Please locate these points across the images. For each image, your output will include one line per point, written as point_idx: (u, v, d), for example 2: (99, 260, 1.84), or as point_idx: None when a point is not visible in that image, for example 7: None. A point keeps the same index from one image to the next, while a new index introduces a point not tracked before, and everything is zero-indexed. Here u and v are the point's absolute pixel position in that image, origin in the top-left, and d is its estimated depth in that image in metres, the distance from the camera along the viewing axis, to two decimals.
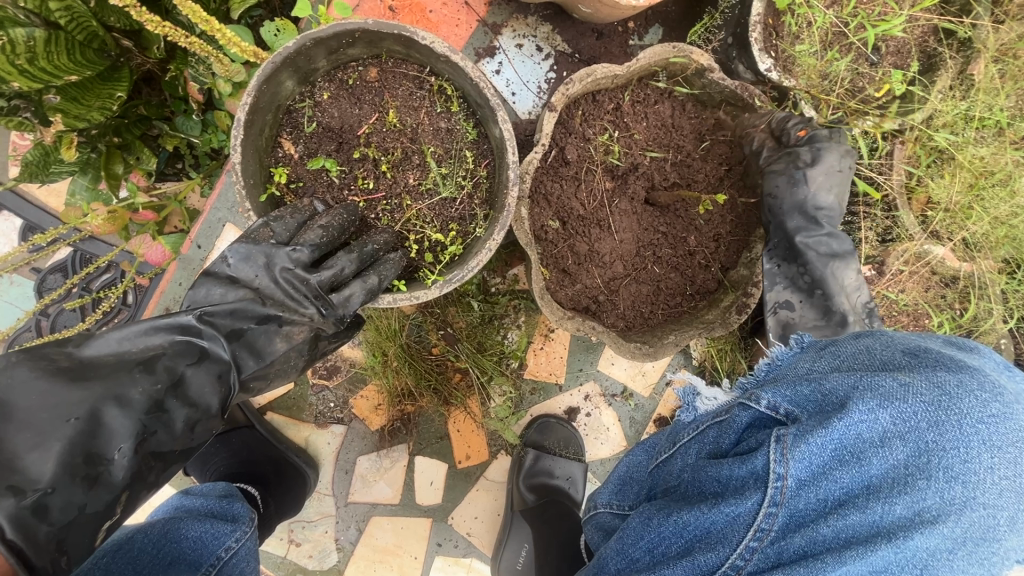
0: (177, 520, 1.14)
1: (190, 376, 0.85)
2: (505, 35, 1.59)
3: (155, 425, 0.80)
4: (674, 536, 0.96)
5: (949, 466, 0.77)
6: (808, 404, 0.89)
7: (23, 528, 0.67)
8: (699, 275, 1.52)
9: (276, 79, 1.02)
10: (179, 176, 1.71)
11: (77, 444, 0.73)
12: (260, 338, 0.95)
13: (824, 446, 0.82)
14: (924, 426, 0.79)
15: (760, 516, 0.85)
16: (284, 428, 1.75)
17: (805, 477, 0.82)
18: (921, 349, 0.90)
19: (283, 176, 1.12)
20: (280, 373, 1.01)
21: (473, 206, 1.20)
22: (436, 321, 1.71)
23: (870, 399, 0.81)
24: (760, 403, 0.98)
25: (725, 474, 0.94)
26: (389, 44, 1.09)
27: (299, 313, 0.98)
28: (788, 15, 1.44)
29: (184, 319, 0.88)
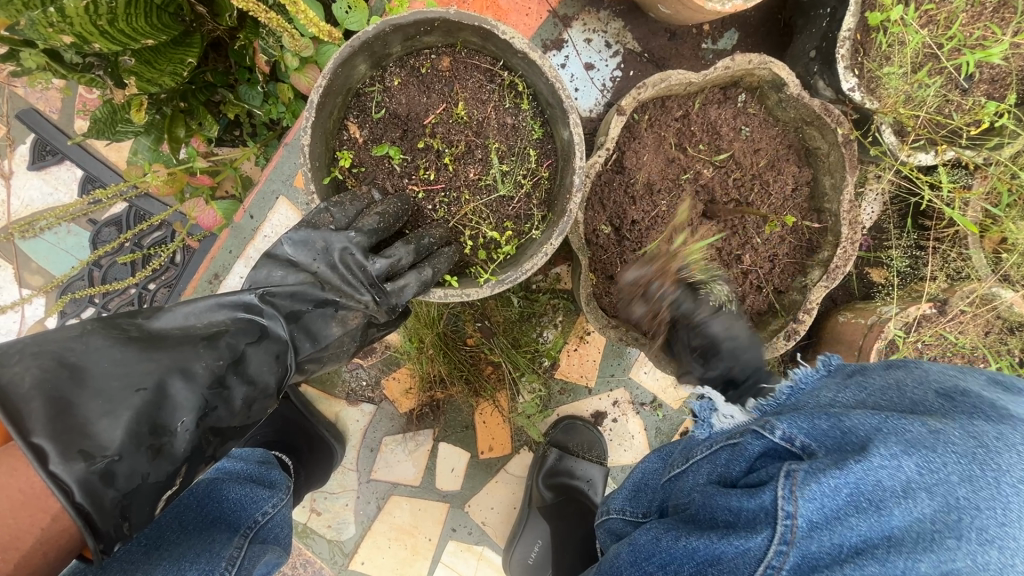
0: (218, 480, 1.20)
1: (252, 351, 0.87)
2: (575, 28, 1.54)
3: (216, 401, 0.82)
4: (685, 558, 0.92)
5: (982, 527, 0.76)
6: (826, 440, 0.86)
7: (90, 492, 0.68)
8: (750, 296, 1.49)
9: (352, 63, 1.00)
10: (236, 143, 1.71)
11: (144, 414, 0.74)
12: (316, 321, 0.96)
13: (839, 488, 0.79)
14: (955, 481, 0.78)
15: (771, 553, 0.82)
16: (317, 402, 1.78)
17: (817, 519, 0.80)
18: (957, 392, 0.86)
19: (347, 160, 1.11)
20: (333, 357, 1.02)
21: (530, 206, 1.18)
22: (475, 313, 1.69)
23: (895, 446, 0.79)
24: (773, 433, 0.93)
25: (734, 503, 0.88)
26: (466, 35, 1.06)
27: (355, 300, 0.98)
28: (878, 32, 1.35)
29: (247, 298, 0.90)
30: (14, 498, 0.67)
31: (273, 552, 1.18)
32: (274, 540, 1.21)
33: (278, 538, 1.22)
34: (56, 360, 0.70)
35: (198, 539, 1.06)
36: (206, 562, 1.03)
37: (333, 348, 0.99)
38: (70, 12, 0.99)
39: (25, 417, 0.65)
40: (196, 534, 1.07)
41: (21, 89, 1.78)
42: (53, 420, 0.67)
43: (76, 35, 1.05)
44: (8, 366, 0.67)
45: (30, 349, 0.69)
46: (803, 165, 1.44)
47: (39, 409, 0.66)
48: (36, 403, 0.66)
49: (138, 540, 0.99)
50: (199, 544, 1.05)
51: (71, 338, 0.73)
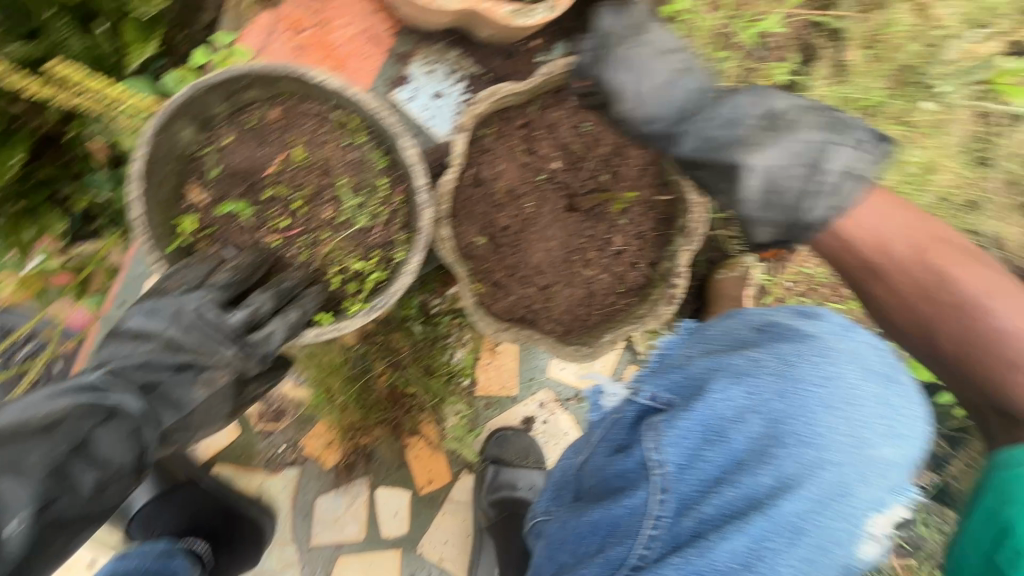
0: None
1: (101, 431, 0.82)
2: (415, 63, 1.63)
3: (58, 491, 0.77)
4: (591, 534, 1.04)
5: (797, 431, 0.92)
6: (681, 391, 1.02)
7: None
8: (628, 273, 1.61)
9: (172, 129, 1.02)
10: (97, 234, 1.61)
11: None
12: (176, 389, 0.93)
13: (693, 428, 0.96)
14: (770, 398, 0.94)
15: (653, 504, 0.97)
16: (234, 479, 1.68)
17: (682, 462, 0.96)
18: (767, 328, 1.03)
19: (192, 224, 1.11)
20: (205, 422, 0.98)
21: (392, 232, 1.22)
22: (380, 349, 1.68)
23: (724, 381, 0.97)
24: (642, 397, 1.08)
25: (624, 467, 1.05)
26: (287, 84, 1.10)
27: (219, 356, 0.97)
28: (674, 23, 1.53)
29: (91, 377, 0.85)
30: None
31: None
32: None
33: None
34: None
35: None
36: None
37: (200, 415, 0.96)
38: None
39: None
40: None
41: None
42: None
43: None
44: None
45: None
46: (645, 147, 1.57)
47: None
48: None
49: None
50: None
51: None
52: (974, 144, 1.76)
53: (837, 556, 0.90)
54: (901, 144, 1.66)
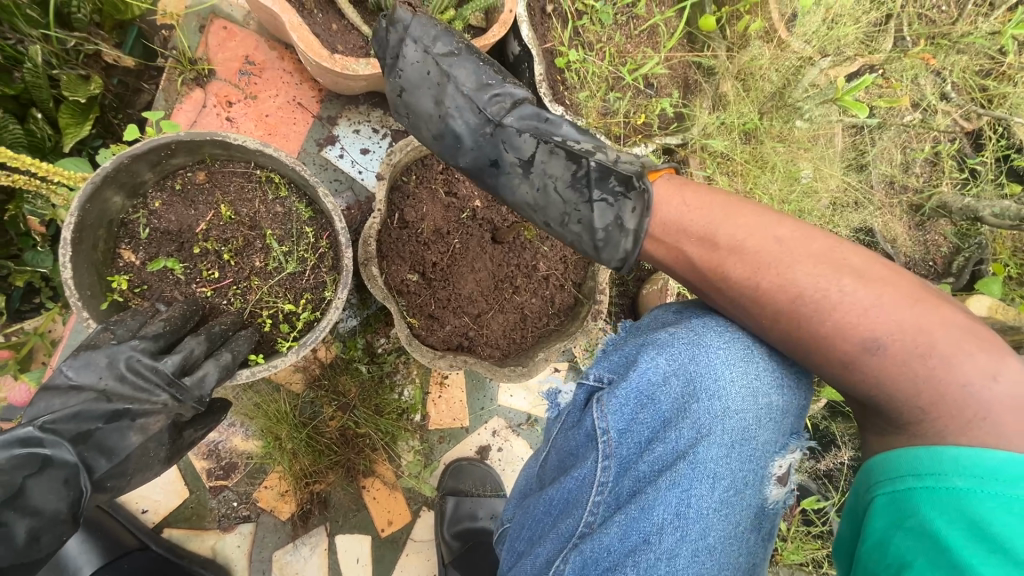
0: None
1: (32, 481, 0.86)
2: (341, 124, 1.79)
3: None
4: (545, 514, 1.02)
5: (709, 387, 0.97)
6: (617, 366, 1.02)
7: None
8: (556, 295, 1.73)
9: (101, 197, 1.10)
10: (38, 310, 1.67)
11: None
12: (111, 436, 0.97)
13: (628, 398, 0.96)
14: (688, 361, 0.98)
15: (599, 472, 0.96)
16: (186, 541, 1.64)
17: (622, 428, 0.96)
18: (681, 307, 1.11)
19: (126, 283, 1.18)
20: (140, 468, 1.02)
21: (321, 274, 1.31)
22: (329, 393, 1.73)
23: (651, 350, 0.99)
24: (586, 377, 1.06)
25: (569, 445, 1.04)
26: (210, 149, 1.22)
27: (151, 402, 1.01)
28: (569, 71, 1.73)
29: (23, 432, 0.89)
30: None
31: None
32: None
33: None
34: None
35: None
36: None
37: (135, 460, 1.00)
38: None
39: None
40: None
41: None
42: None
43: None
44: None
45: None
46: None
47: None
48: None
49: None
50: None
51: None
52: (847, 154, 2.01)
53: (748, 496, 0.98)
54: (782, 158, 1.89)
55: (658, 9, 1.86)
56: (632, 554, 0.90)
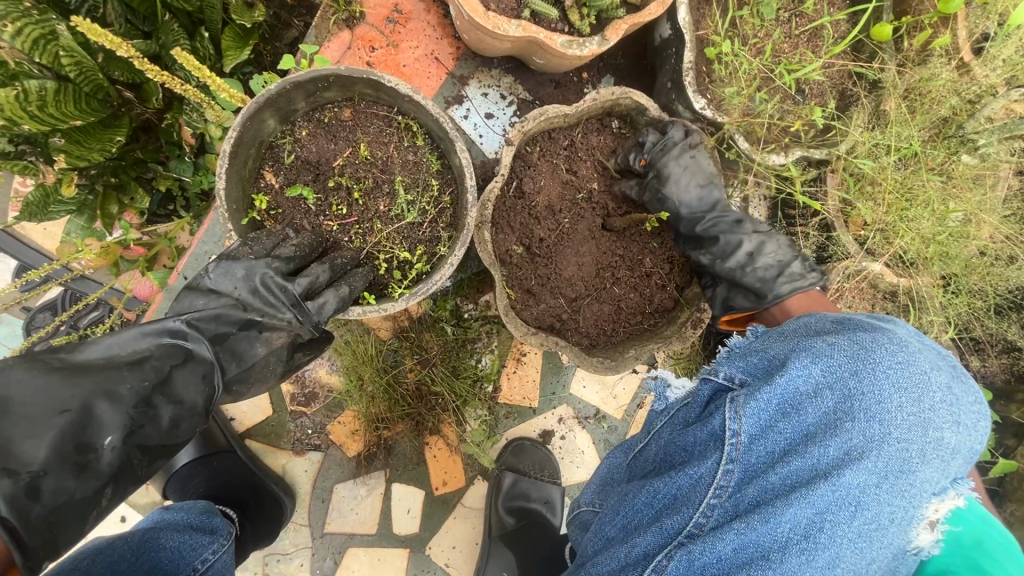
0: (156, 528, 1.19)
1: (179, 372, 0.93)
2: (472, 85, 1.78)
3: (143, 419, 0.87)
4: (646, 506, 1.04)
5: (868, 407, 0.90)
6: (758, 370, 1.04)
7: (17, 508, 0.73)
8: (656, 294, 1.66)
9: (259, 118, 1.15)
10: (170, 217, 1.80)
11: (69, 433, 0.79)
12: (241, 342, 1.03)
13: (769, 402, 0.96)
14: (847, 374, 0.93)
15: (719, 474, 0.96)
16: (262, 455, 1.76)
17: (755, 431, 0.96)
18: (842, 319, 1.08)
19: (264, 203, 1.24)
20: (260, 378, 1.09)
21: (438, 229, 1.32)
22: (412, 346, 1.76)
23: (805, 358, 0.97)
24: (718, 375, 1.10)
25: (691, 442, 1.06)
26: (361, 88, 1.24)
27: (277, 318, 1.07)
28: (717, 63, 1.63)
29: (170, 324, 0.96)
30: None
31: None
32: None
33: None
34: None
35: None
36: None
37: (254, 369, 1.06)
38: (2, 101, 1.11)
39: None
40: None
41: None
42: None
43: (7, 118, 1.17)
44: None
45: None
46: None
47: None
48: None
49: None
50: None
51: None
52: (1016, 204, 1.76)
53: (892, 538, 0.89)
54: (940, 194, 1.68)
55: (829, 7, 1.69)
56: (745, 566, 0.87)
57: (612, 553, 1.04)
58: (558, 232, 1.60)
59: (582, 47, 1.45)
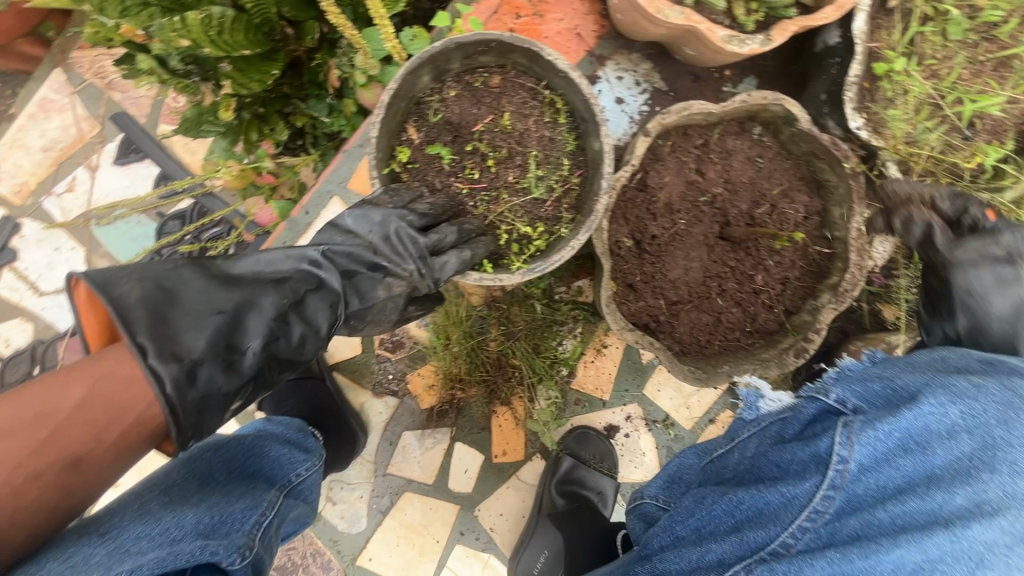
0: (262, 439, 1.32)
1: (312, 295, 1.00)
2: (608, 67, 1.73)
3: (280, 333, 0.95)
4: (726, 514, 1.05)
5: (1014, 461, 0.85)
6: (878, 400, 0.98)
7: (178, 387, 0.80)
8: (761, 314, 1.58)
9: (419, 72, 1.19)
10: (298, 151, 1.89)
11: (222, 332, 0.87)
12: (366, 283, 1.11)
13: (891, 433, 0.92)
14: (993, 422, 0.88)
15: (817, 497, 0.94)
16: (345, 389, 1.87)
17: (868, 462, 0.92)
18: (997, 361, 1.00)
19: (404, 155, 1.27)
20: (375, 319, 1.15)
21: (561, 209, 1.31)
22: (500, 316, 1.80)
23: (941, 395, 0.92)
24: (828, 395, 1.05)
25: (786, 459, 1.04)
26: (517, 57, 1.24)
27: (402, 268, 1.13)
28: (885, 80, 1.49)
29: (310, 254, 1.05)
30: (116, 381, 0.83)
31: (300, 509, 1.30)
32: (303, 500, 1.32)
33: (307, 500, 1.33)
34: (157, 283, 0.84)
35: (244, 483, 1.18)
36: (250, 499, 1.15)
37: (374, 309, 1.13)
38: (190, 22, 1.17)
39: (132, 321, 0.79)
40: (241, 480, 1.18)
41: (119, 94, 2.05)
42: (153, 326, 0.80)
43: (192, 40, 1.22)
44: (119, 284, 0.81)
45: (135, 272, 0.84)
46: (814, 196, 1.57)
47: (143, 317, 0.80)
48: (140, 312, 0.80)
49: (193, 476, 1.13)
50: (244, 488, 1.17)
51: (167, 269, 0.87)
52: None
53: None
54: None
55: None
56: None
57: (681, 553, 1.07)
58: (672, 232, 1.55)
59: (744, 44, 1.36)
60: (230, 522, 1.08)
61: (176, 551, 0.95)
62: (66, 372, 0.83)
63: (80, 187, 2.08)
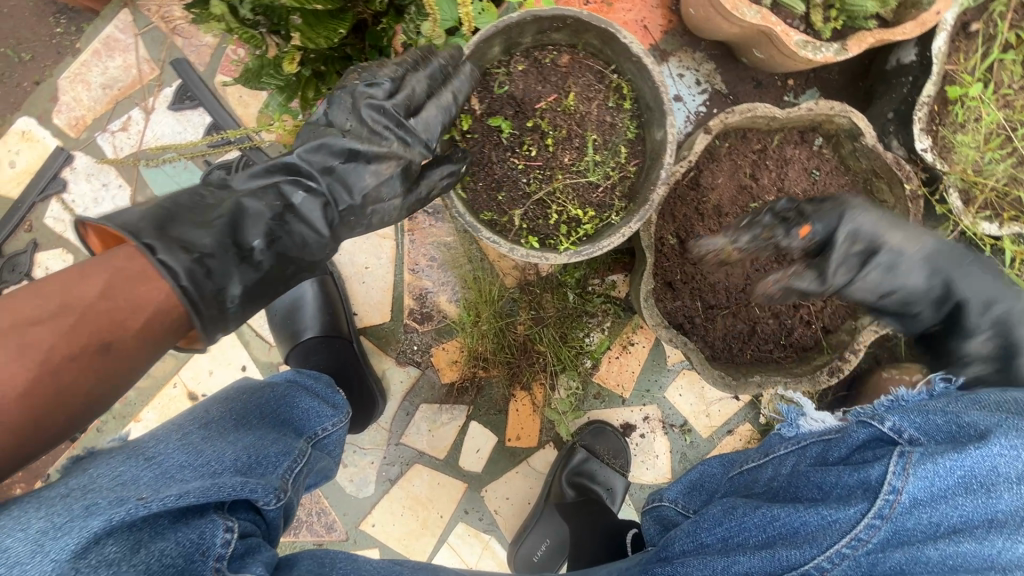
0: (294, 390, 1.30)
1: (306, 198, 1.04)
2: (670, 63, 1.71)
3: (279, 231, 1.00)
4: (756, 528, 0.98)
5: None
6: (939, 434, 0.90)
7: (192, 278, 0.88)
8: (798, 329, 1.57)
9: (491, 42, 1.18)
10: None
11: (225, 232, 0.94)
12: (353, 173, 1.08)
13: (952, 470, 0.85)
14: None
15: (862, 526, 0.88)
16: (370, 354, 1.88)
17: (922, 497, 0.86)
18: None
19: (464, 124, 1.27)
20: (381, 211, 1.13)
21: (613, 197, 1.30)
22: (531, 301, 1.80)
23: (1013, 437, 0.84)
24: (882, 422, 0.95)
25: (830, 481, 0.97)
26: (590, 37, 1.23)
27: (383, 145, 1.08)
28: (956, 105, 1.46)
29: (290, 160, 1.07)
30: (135, 275, 0.86)
31: (325, 463, 1.30)
32: (326, 453, 1.32)
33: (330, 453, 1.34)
34: (158, 205, 0.92)
35: (276, 430, 1.17)
36: (285, 446, 1.14)
37: (369, 200, 1.11)
38: None
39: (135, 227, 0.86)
40: (273, 428, 1.17)
41: (181, 41, 2.08)
42: (157, 228, 0.88)
43: None
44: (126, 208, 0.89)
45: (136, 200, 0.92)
46: None
47: (147, 225, 0.87)
48: (143, 221, 0.88)
49: (230, 417, 1.13)
50: (276, 435, 1.16)
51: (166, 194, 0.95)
52: None
53: None
54: None
55: None
56: None
57: (704, 561, 0.99)
58: (718, 235, 1.53)
59: (817, 51, 1.34)
60: (264, 465, 1.06)
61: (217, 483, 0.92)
62: (85, 271, 0.85)
63: (133, 126, 2.11)
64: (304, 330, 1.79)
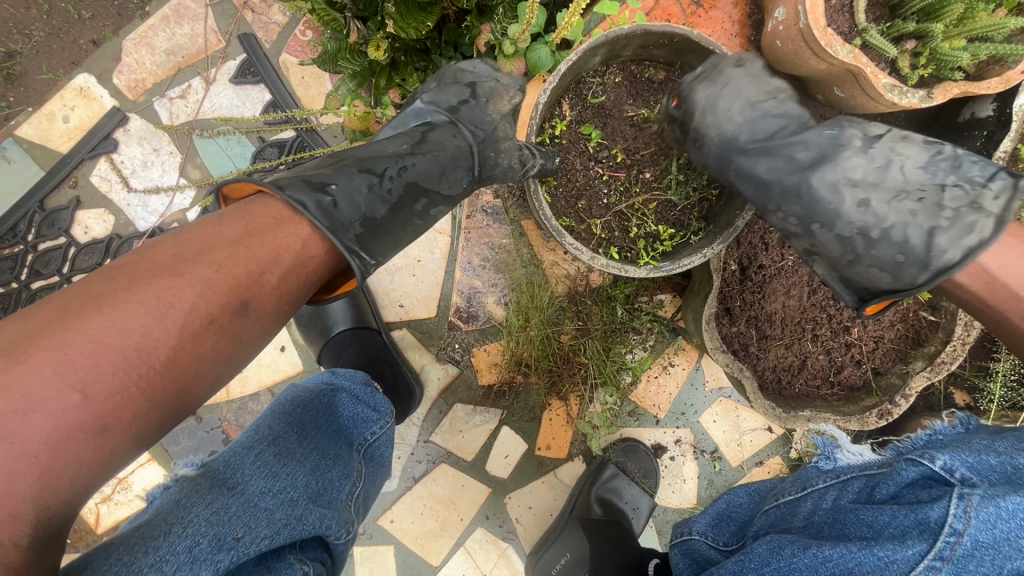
0: (336, 396, 1.31)
1: (430, 133, 1.17)
2: None
3: (409, 162, 1.09)
4: (808, 568, 0.91)
5: None
6: (994, 475, 0.82)
7: (326, 203, 0.92)
8: (848, 368, 1.56)
9: (596, 52, 1.23)
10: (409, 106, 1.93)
11: (354, 165, 1.02)
12: (471, 113, 1.24)
13: (1015, 514, 0.76)
14: None
15: (921, 566, 0.80)
16: (410, 348, 1.88)
17: (986, 540, 0.77)
18: None
19: (555, 127, 1.35)
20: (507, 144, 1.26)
21: (691, 217, 1.36)
22: (578, 312, 1.79)
23: None
24: (934, 462, 0.88)
25: (882, 520, 0.89)
26: (691, 57, 1.27)
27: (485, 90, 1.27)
28: None
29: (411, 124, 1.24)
30: (270, 220, 0.88)
31: (377, 470, 1.36)
32: (378, 456, 1.36)
33: (380, 454, 1.37)
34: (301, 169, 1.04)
35: (330, 443, 1.21)
36: (342, 468, 1.20)
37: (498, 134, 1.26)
38: None
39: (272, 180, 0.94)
40: (330, 442, 1.22)
41: (251, 16, 2.08)
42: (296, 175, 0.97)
43: None
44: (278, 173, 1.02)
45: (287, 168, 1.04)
46: None
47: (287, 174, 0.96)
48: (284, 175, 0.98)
49: (286, 432, 1.15)
50: (332, 450, 1.21)
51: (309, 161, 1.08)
52: None
53: None
54: None
55: None
56: None
57: None
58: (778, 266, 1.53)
59: (904, 96, 1.35)
60: (331, 492, 1.15)
61: (299, 518, 1.02)
62: (224, 218, 0.87)
63: (193, 96, 2.10)
64: (336, 324, 1.79)
